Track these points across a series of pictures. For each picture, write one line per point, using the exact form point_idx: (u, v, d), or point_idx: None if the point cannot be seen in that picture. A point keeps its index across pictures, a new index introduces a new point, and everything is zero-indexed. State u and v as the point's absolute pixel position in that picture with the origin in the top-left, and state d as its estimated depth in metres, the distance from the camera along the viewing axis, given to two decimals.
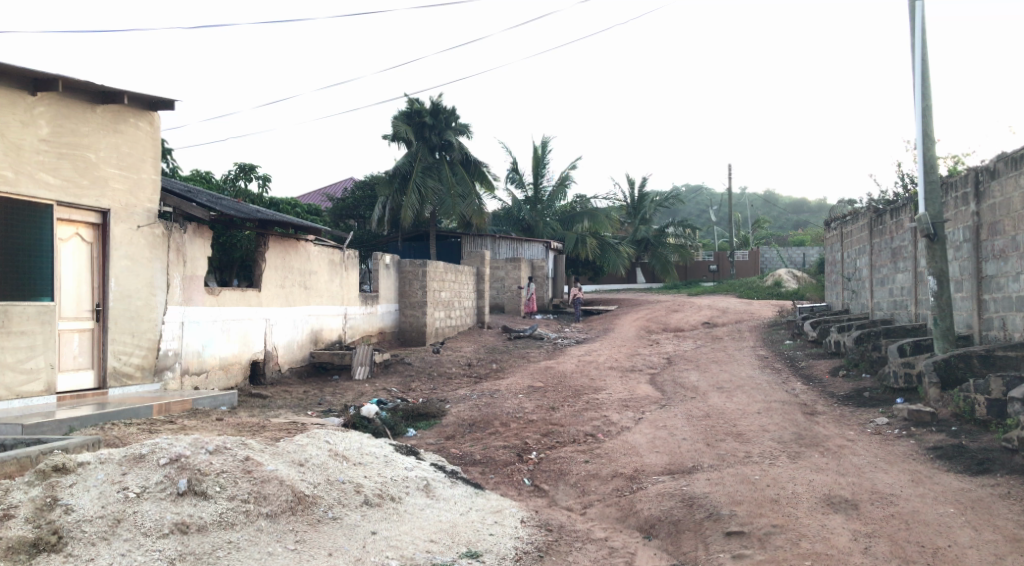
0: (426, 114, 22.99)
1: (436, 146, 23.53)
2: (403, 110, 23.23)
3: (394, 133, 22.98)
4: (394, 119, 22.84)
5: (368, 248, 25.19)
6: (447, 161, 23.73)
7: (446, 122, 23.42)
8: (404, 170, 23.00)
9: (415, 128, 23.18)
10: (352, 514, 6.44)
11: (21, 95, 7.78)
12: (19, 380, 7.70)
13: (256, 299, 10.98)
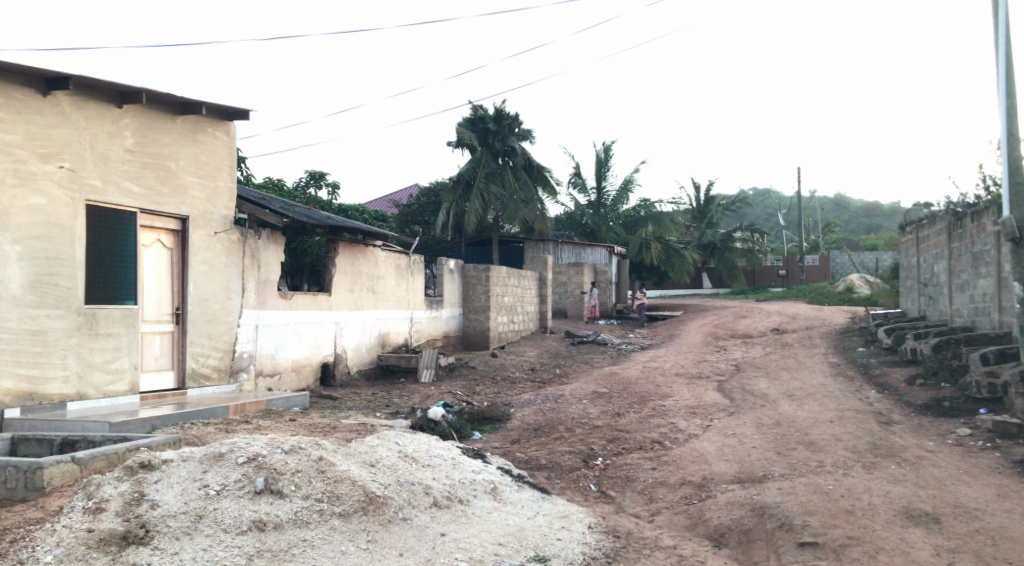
0: (490, 120, 23.21)
1: (499, 152, 23.69)
2: (468, 116, 23.51)
3: (458, 139, 23.26)
4: (458, 126, 23.14)
5: (432, 254, 25.55)
6: (510, 167, 23.87)
7: (509, 128, 23.59)
8: (468, 176, 23.25)
9: (479, 134, 23.40)
10: (422, 516, 6.56)
11: (108, 107, 8.13)
12: (105, 379, 8.05)
13: (326, 303, 11.25)
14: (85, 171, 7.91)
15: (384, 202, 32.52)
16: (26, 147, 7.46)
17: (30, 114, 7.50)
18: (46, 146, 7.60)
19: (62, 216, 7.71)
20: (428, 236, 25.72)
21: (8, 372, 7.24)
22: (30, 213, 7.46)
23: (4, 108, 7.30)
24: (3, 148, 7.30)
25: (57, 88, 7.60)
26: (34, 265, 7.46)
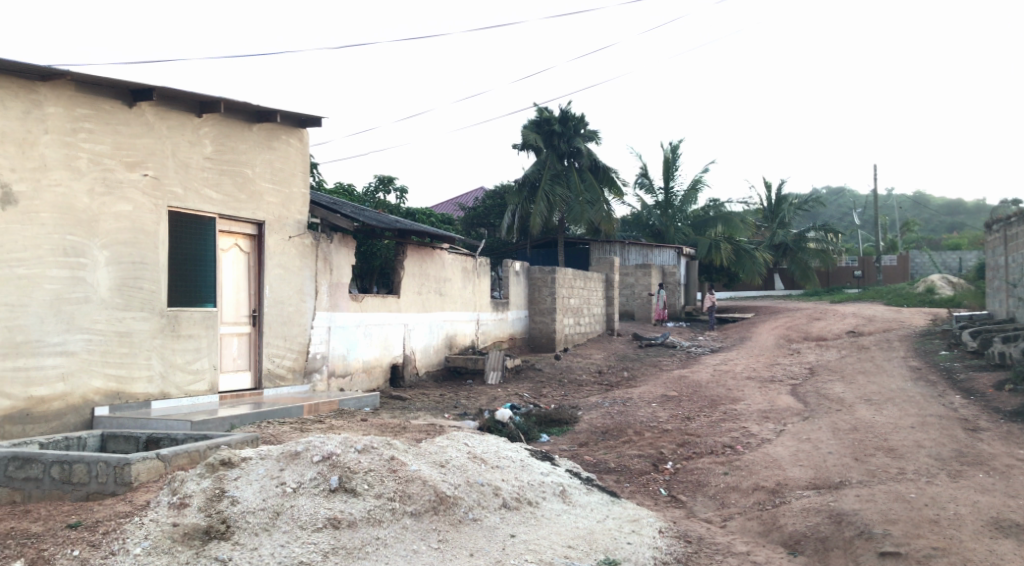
0: (556, 122, 23.30)
1: (564, 153, 23.69)
2: (533, 118, 23.61)
3: (523, 142, 23.37)
4: (524, 129, 23.27)
5: (498, 256, 25.70)
6: (576, 168, 23.84)
7: (574, 130, 23.62)
8: (534, 178, 23.33)
9: (545, 136, 23.49)
10: (492, 517, 6.61)
11: (189, 117, 8.43)
12: (187, 379, 8.35)
13: (395, 305, 11.43)
14: (168, 179, 8.21)
15: (450, 206, 32.80)
16: (114, 157, 7.76)
17: (118, 125, 7.80)
18: (132, 155, 7.90)
19: (147, 222, 8.01)
20: (493, 239, 25.91)
21: (97, 372, 7.56)
22: (118, 220, 7.77)
23: (94, 119, 7.61)
24: (93, 158, 7.60)
25: (142, 100, 7.88)
26: (121, 270, 7.78)
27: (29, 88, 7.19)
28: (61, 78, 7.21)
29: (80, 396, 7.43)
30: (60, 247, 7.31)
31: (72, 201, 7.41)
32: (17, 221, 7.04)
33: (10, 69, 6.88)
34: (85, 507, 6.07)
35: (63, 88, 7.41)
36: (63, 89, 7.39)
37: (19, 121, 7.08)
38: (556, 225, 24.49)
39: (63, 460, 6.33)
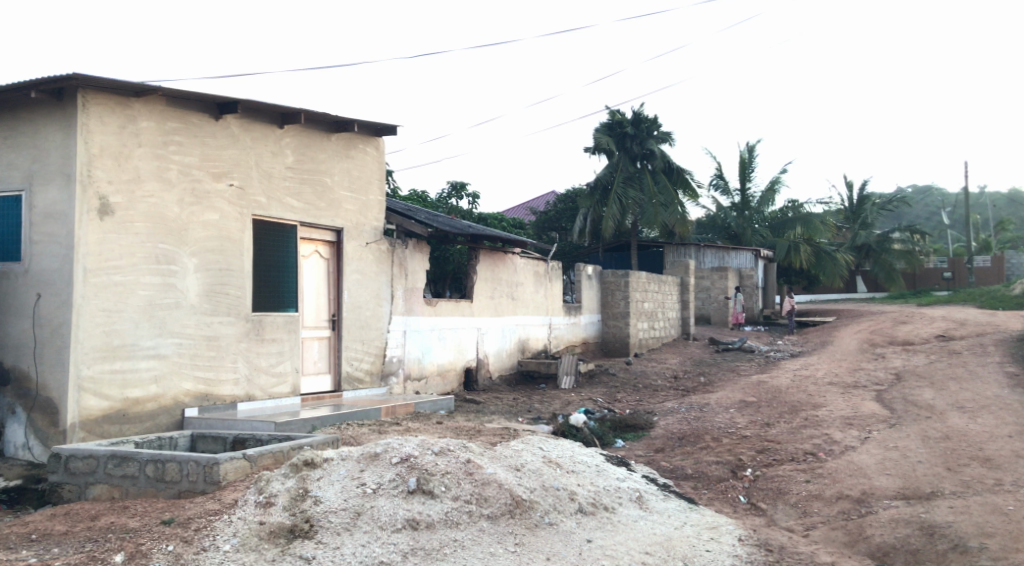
0: (627, 124, 23.19)
1: (637, 156, 23.50)
2: (606, 121, 23.52)
3: (596, 145, 23.33)
4: (596, 132, 23.24)
5: (570, 260, 25.68)
6: (649, 171, 23.61)
7: (648, 131, 23.43)
8: (606, 181, 23.25)
9: (617, 138, 23.33)
10: (568, 521, 6.59)
11: (271, 128, 8.72)
12: (271, 382, 8.63)
13: (469, 309, 11.56)
14: (252, 189, 8.51)
15: (521, 211, 32.91)
16: (203, 168, 8.07)
17: (205, 138, 8.11)
18: (218, 167, 8.20)
19: (233, 230, 8.31)
20: (566, 242, 25.91)
21: (187, 374, 7.87)
22: (206, 228, 8.08)
23: (183, 132, 7.92)
24: (183, 170, 7.92)
25: (228, 113, 8.17)
26: (209, 276, 8.09)
27: (124, 104, 7.51)
28: (154, 94, 7.53)
29: (171, 397, 7.75)
30: (153, 255, 7.65)
31: (163, 211, 7.75)
32: (114, 230, 7.38)
33: (108, 87, 7.20)
34: (178, 504, 6.32)
35: (155, 103, 7.72)
36: (156, 104, 7.72)
37: (115, 136, 7.42)
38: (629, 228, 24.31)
39: (156, 459, 6.59)
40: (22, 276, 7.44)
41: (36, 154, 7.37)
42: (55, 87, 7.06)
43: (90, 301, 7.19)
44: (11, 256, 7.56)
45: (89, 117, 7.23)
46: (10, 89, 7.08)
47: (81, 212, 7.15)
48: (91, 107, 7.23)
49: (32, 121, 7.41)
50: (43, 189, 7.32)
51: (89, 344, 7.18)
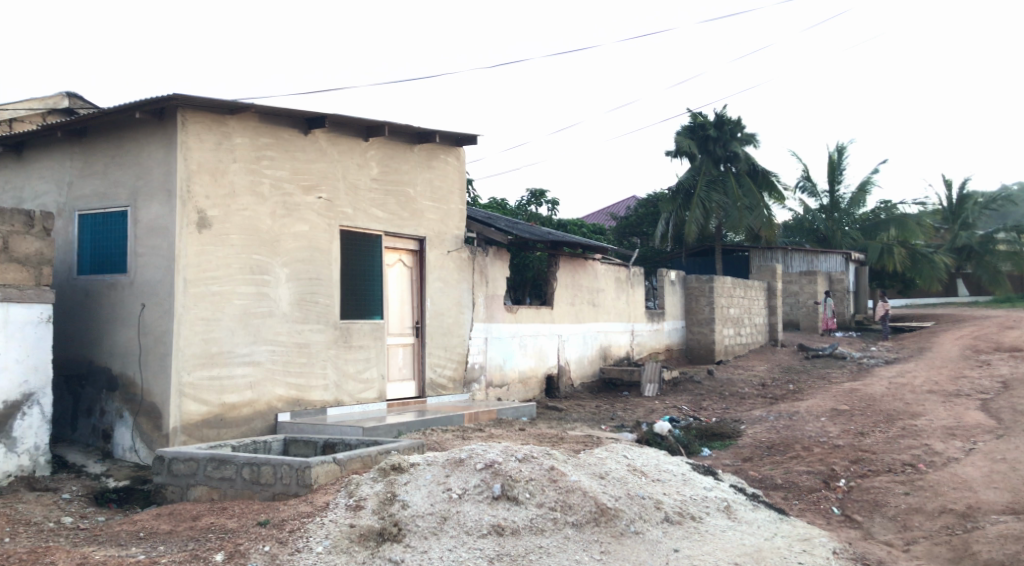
0: (711, 126, 22.78)
1: (721, 158, 23.07)
2: (687, 124, 23.19)
3: (678, 149, 23.05)
4: (678, 135, 22.99)
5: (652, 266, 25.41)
6: (733, 173, 23.14)
7: (731, 133, 22.90)
8: (688, 185, 22.92)
9: (699, 141, 22.99)
10: (654, 530, 6.49)
11: (357, 141, 8.97)
12: (358, 388, 8.85)
13: (550, 316, 11.57)
14: (339, 201, 8.77)
15: (602, 216, 32.76)
16: (293, 182, 8.36)
17: (295, 152, 8.41)
18: (307, 180, 8.48)
19: (322, 240, 8.58)
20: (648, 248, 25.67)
21: (279, 380, 8.16)
22: (296, 239, 8.37)
23: (274, 147, 8.23)
24: (275, 183, 8.23)
25: (316, 128, 8.44)
26: (299, 286, 8.37)
27: (220, 121, 7.85)
28: (247, 111, 7.84)
29: (265, 403, 8.04)
30: (247, 266, 7.96)
31: (257, 223, 8.06)
32: (212, 242, 7.72)
33: (205, 106, 7.53)
34: (273, 506, 6.54)
35: (249, 120, 8.04)
36: (250, 121, 8.04)
37: (212, 152, 7.75)
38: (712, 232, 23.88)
39: (252, 462, 6.85)
40: (128, 287, 7.77)
41: (140, 171, 7.73)
42: (157, 107, 7.41)
43: (190, 310, 7.53)
44: (119, 267, 7.89)
45: (189, 135, 7.57)
46: (115, 111, 7.42)
47: (181, 225, 7.50)
48: (190, 125, 7.58)
49: (136, 140, 7.76)
50: (146, 205, 7.69)
51: (190, 351, 7.51)
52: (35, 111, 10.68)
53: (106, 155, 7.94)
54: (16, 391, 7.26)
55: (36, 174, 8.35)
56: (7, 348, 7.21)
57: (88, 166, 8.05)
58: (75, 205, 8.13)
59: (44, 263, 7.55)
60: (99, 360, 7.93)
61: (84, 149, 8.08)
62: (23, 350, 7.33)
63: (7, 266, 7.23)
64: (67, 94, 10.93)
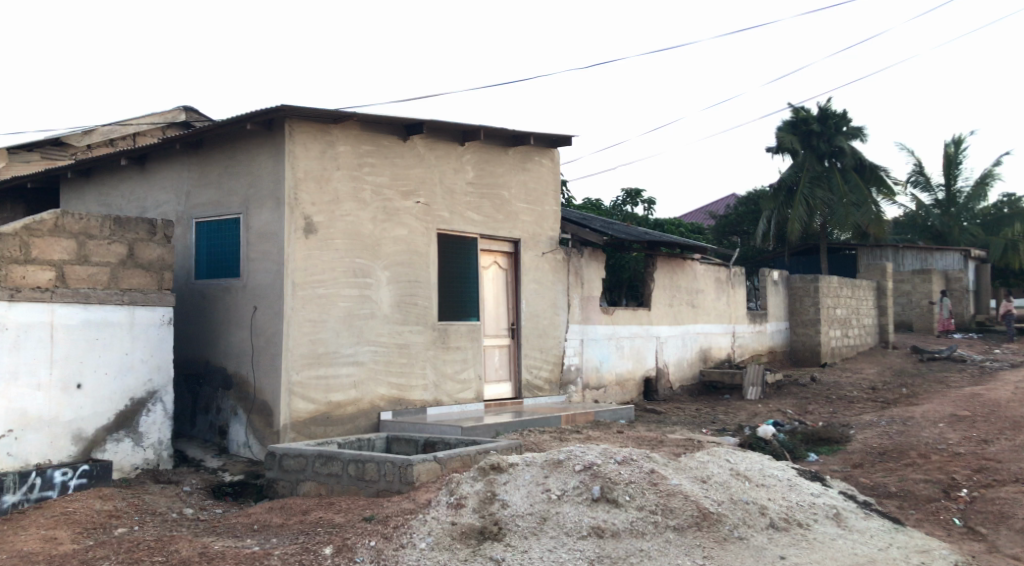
0: (814, 121, 22.13)
1: (825, 154, 22.27)
2: (789, 119, 22.53)
3: (779, 145, 22.44)
4: (779, 131, 22.40)
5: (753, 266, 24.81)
6: (839, 169, 22.29)
7: (836, 128, 22.30)
8: (790, 183, 22.24)
9: (802, 137, 22.32)
10: (759, 536, 6.27)
11: (453, 146, 9.12)
12: (456, 388, 9.00)
13: (647, 317, 11.45)
14: (437, 205, 8.94)
15: (699, 216, 32.17)
16: (392, 187, 8.58)
17: (395, 158, 8.62)
18: (407, 185, 8.69)
19: (420, 244, 8.77)
20: (748, 248, 25.08)
21: (381, 380, 8.38)
22: (396, 243, 8.58)
23: (375, 154, 8.47)
24: (375, 189, 8.46)
25: (415, 134, 8.63)
26: (399, 288, 8.58)
27: (325, 130, 8.13)
28: (349, 120, 8.10)
29: (368, 402, 8.27)
30: (350, 269, 8.22)
31: (359, 228, 8.31)
32: (317, 247, 8.01)
33: (310, 117, 7.82)
34: (377, 502, 6.71)
35: (351, 128, 8.30)
36: (352, 130, 8.30)
37: (317, 160, 8.04)
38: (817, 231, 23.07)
39: (357, 459, 7.06)
40: (241, 291, 8.16)
41: (251, 180, 8.10)
42: (267, 119, 7.74)
43: (298, 312, 7.84)
44: (233, 272, 8.29)
45: (295, 144, 7.88)
46: (229, 124, 7.79)
47: (289, 231, 7.82)
48: (296, 135, 7.89)
49: (247, 150, 8.14)
50: (257, 212, 8.05)
51: (298, 351, 7.81)
52: (156, 126, 11.39)
53: (221, 165, 8.35)
54: (142, 389, 7.77)
55: (158, 185, 8.86)
56: (134, 348, 7.72)
57: (204, 176, 8.50)
58: (192, 214, 8.60)
59: (166, 268, 8.05)
60: (215, 360, 8.35)
61: (201, 160, 8.53)
62: (148, 350, 7.83)
63: (132, 271, 7.76)
64: (183, 108, 11.59)
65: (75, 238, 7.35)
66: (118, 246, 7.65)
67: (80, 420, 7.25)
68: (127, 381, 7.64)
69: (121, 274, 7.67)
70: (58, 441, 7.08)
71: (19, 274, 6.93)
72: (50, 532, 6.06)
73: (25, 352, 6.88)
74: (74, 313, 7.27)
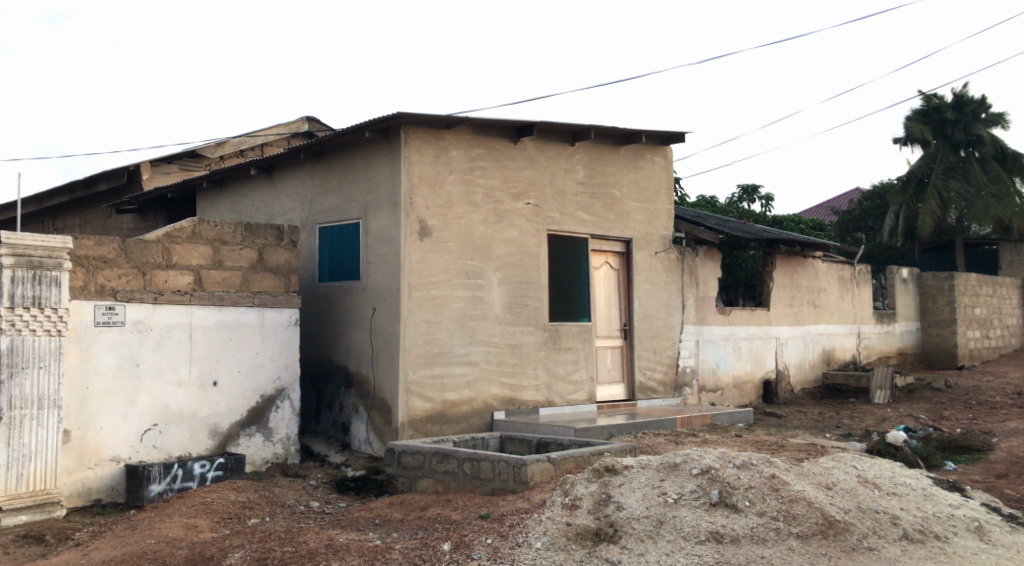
0: (948, 109, 20.88)
1: (960, 142, 20.92)
2: (920, 107, 21.32)
3: (908, 135, 21.26)
4: (909, 120, 21.24)
5: (880, 263, 23.61)
6: (976, 159, 20.84)
7: (973, 114, 20.91)
8: (921, 174, 20.99)
9: (934, 125, 21.17)
10: (891, 548, 5.89)
11: (564, 146, 9.13)
12: (569, 389, 9.01)
13: (766, 318, 11.10)
14: (548, 206, 8.98)
15: (819, 212, 30.88)
16: (504, 189, 8.68)
17: (506, 161, 8.72)
18: (518, 187, 8.77)
19: (531, 245, 8.83)
20: (874, 244, 23.92)
21: (495, 380, 8.50)
22: (507, 244, 8.67)
23: (487, 157, 8.59)
24: (487, 192, 8.58)
25: (526, 136, 8.68)
26: (512, 289, 8.67)
27: (438, 135, 8.31)
28: (462, 125, 8.25)
29: (482, 401, 8.40)
30: (464, 271, 8.37)
31: (471, 230, 8.45)
32: (432, 249, 8.20)
33: (425, 123, 8.01)
34: (492, 501, 6.79)
35: (464, 132, 8.45)
36: (464, 134, 8.45)
37: (431, 165, 8.24)
38: (950, 225, 21.69)
39: (473, 458, 7.17)
40: (361, 293, 8.45)
41: (370, 185, 8.38)
42: (384, 126, 7.99)
43: (414, 313, 8.05)
44: (353, 274, 8.61)
45: (411, 150, 8.10)
46: (349, 132, 8.09)
47: (405, 234, 8.04)
48: (411, 141, 8.11)
49: (366, 157, 8.43)
50: (375, 217, 8.33)
51: (414, 351, 8.02)
52: (281, 136, 12.00)
53: (342, 172, 8.69)
54: (272, 386, 8.18)
55: (284, 192, 9.32)
56: (264, 348, 8.14)
57: (326, 184, 8.86)
58: (316, 220, 8.99)
59: (292, 272, 8.44)
60: (337, 360, 8.69)
61: (323, 168, 8.91)
62: (276, 350, 8.23)
63: (262, 275, 8.19)
64: (306, 118, 12.16)
65: (211, 244, 7.84)
66: (249, 251, 8.09)
67: (217, 415, 7.75)
68: (258, 378, 8.07)
69: (252, 277, 8.11)
70: (197, 435, 7.61)
71: (161, 279, 7.47)
72: (192, 520, 6.48)
73: (168, 351, 7.45)
74: (210, 315, 7.77)
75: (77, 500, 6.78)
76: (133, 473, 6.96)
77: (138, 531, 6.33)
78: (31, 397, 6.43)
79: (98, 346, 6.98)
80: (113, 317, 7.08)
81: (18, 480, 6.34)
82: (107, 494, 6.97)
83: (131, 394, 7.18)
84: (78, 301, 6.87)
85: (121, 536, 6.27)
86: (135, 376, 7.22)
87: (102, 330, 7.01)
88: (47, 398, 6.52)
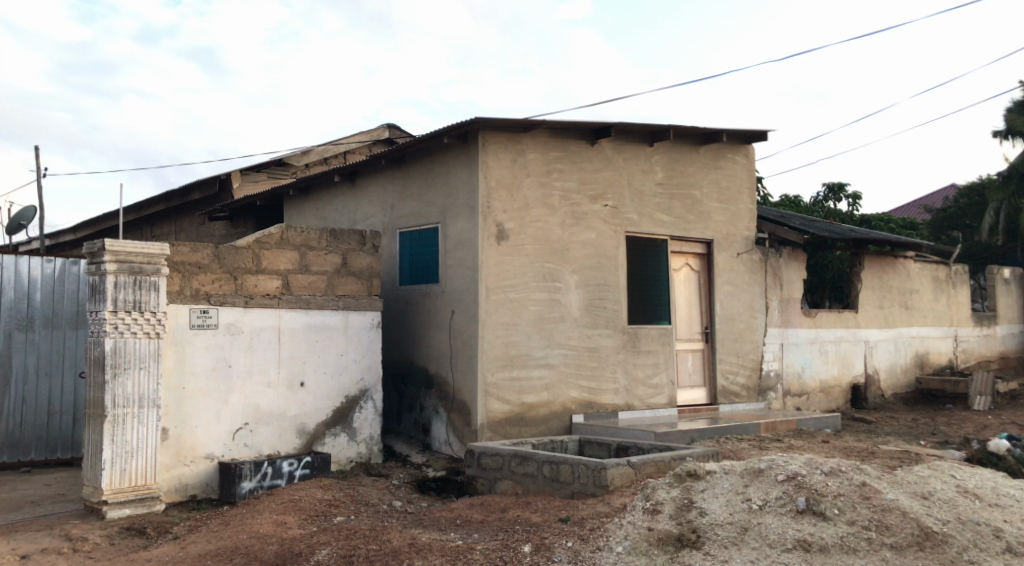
0: None
1: None
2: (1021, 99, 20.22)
3: (1009, 128, 20.19)
4: (1009, 113, 20.17)
5: (979, 263, 22.51)
6: None
7: None
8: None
9: None
10: (993, 562, 5.60)
11: (642, 147, 9.06)
12: (648, 393, 8.91)
13: (854, 320, 10.75)
14: (625, 208, 8.91)
15: (912, 210, 29.64)
16: (580, 192, 8.66)
17: (583, 163, 8.71)
18: (595, 189, 8.74)
19: (609, 247, 8.78)
20: (972, 243, 22.86)
21: (573, 383, 8.48)
22: (585, 247, 8.65)
23: (564, 160, 8.60)
24: (564, 195, 8.58)
25: (603, 138, 8.65)
26: (590, 292, 8.64)
27: (515, 139, 8.36)
28: (540, 128, 8.28)
29: (561, 404, 8.40)
30: (541, 273, 8.39)
31: (549, 233, 8.47)
32: (510, 252, 8.25)
33: (502, 127, 8.07)
34: (572, 504, 6.77)
35: (541, 135, 8.48)
36: (541, 137, 8.47)
37: (508, 168, 8.29)
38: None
39: (552, 461, 7.17)
40: (440, 296, 8.57)
41: (449, 190, 8.49)
42: (462, 132, 8.08)
43: (492, 315, 8.11)
44: (433, 278, 8.74)
45: (489, 154, 8.17)
46: (428, 138, 8.22)
47: (483, 238, 8.12)
48: (489, 146, 8.17)
49: (445, 162, 8.55)
50: (453, 221, 8.43)
51: (492, 354, 8.08)
52: (363, 143, 12.31)
53: (421, 177, 8.84)
54: (355, 387, 8.38)
55: (366, 199, 9.54)
56: (348, 349, 8.35)
57: (407, 189, 9.03)
58: (397, 224, 9.17)
59: (374, 276, 8.64)
60: (418, 362, 8.84)
61: (403, 174, 9.08)
62: (359, 351, 8.43)
63: (346, 279, 8.41)
64: (387, 125, 12.44)
65: (297, 250, 8.09)
66: (332, 255, 8.32)
67: (303, 415, 7.99)
68: (342, 379, 8.28)
69: (336, 281, 8.33)
70: (286, 434, 7.86)
71: (251, 283, 7.75)
72: (281, 517, 6.70)
73: (258, 353, 7.73)
74: (298, 317, 8.02)
75: (175, 495, 7.11)
76: (226, 470, 7.24)
77: (231, 526, 6.58)
78: (133, 397, 6.78)
79: (193, 348, 7.30)
80: (207, 320, 7.39)
81: (121, 475, 6.69)
82: (202, 490, 7.28)
83: (224, 394, 7.48)
84: (175, 305, 7.20)
85: (216, 531, 6.53)
86: (228, 377, 7.52)
87: (197, 333, 7.32)
88: (147, 397, 6.86)
